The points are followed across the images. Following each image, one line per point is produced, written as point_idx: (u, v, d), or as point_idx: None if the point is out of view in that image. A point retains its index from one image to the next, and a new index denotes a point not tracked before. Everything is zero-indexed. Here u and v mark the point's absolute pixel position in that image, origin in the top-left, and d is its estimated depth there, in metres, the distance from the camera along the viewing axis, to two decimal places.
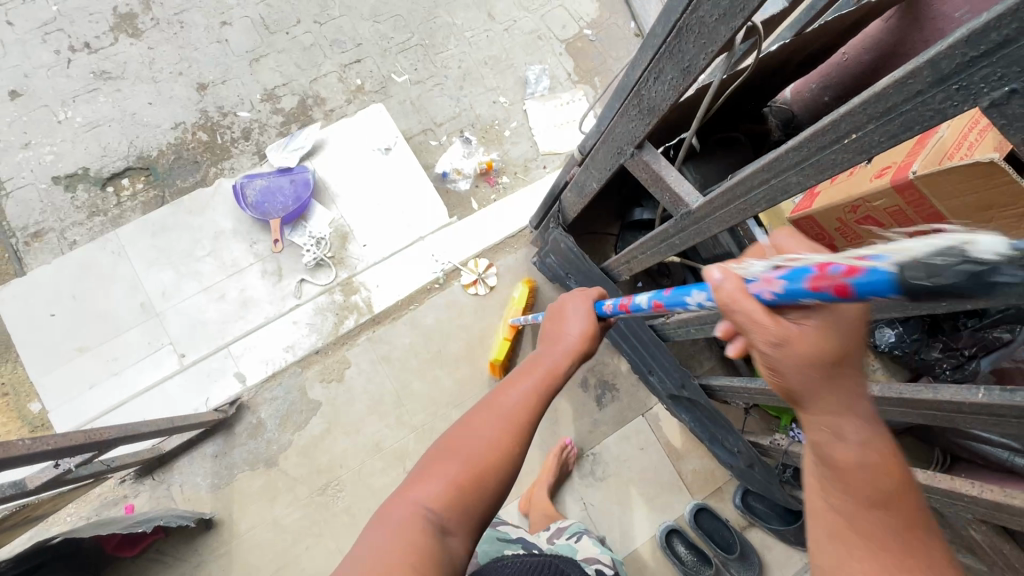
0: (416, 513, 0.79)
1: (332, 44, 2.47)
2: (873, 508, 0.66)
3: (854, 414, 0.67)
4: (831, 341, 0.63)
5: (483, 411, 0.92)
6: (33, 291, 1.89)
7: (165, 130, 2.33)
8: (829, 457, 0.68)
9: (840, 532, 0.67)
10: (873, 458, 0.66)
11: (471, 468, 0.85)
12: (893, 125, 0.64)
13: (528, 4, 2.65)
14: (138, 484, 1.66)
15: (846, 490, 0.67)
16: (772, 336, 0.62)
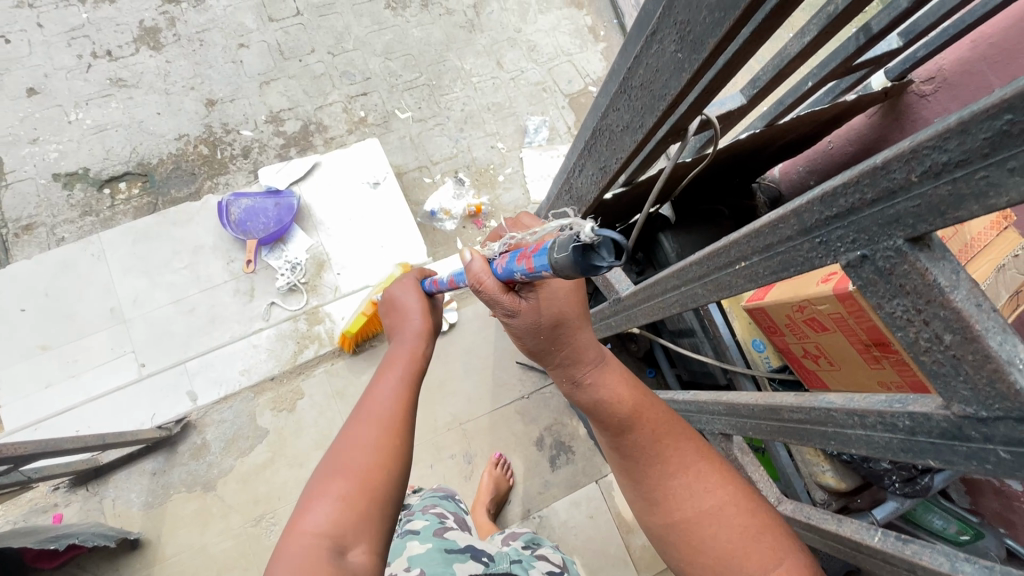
0: (310, 549, 0.72)
1: (342, 75, 2.55)
2: (634, 439, 0.91)
3: (590, 366, 0.92)
4: (553, 304, 0.82)
5: (352, 427, 0.87)
6: (7, 284, 1.91)
7: (168, 140, 2.40)
8: (596, 411, 0.92)
9: (630, 468, 0.94)
10: (614, 399, 0.91)
11: (355, 484, 0.80)
12: (772, 263, 0.66)
13: (537, 57, 2.73)
14: (70, 493, 1.64)
15: (617, 438, 0.93)
16: (505, 311, 0.80)
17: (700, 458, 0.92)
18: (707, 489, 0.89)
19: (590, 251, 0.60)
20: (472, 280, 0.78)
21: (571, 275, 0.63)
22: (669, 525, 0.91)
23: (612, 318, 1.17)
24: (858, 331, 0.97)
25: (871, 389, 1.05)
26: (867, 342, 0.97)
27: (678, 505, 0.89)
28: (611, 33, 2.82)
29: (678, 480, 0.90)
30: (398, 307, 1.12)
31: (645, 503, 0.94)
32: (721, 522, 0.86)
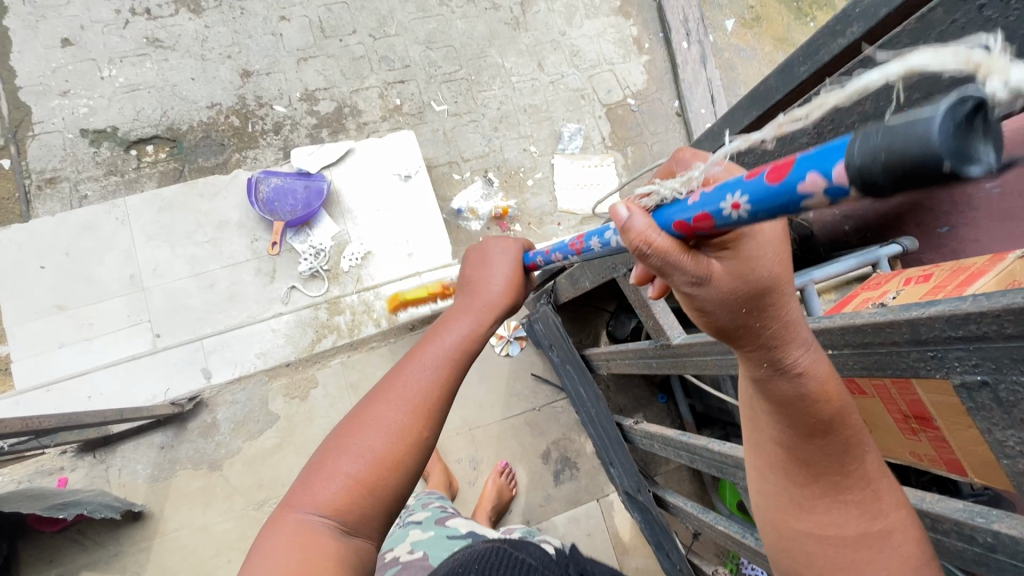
0: (311, 527, 0.70)
1: (381, 60, 2.51)
2: (818, 440, 0.70)
3: (793, 341, 0.65)
4: (755, 273, 0.58)
5: (379, 401, 0.81)
6: (29, 239, 1.89)
7: (200, 108, 2.36)
8: (774, 393, 0.69)
9: (786, 465, 0.74)
10: (818, 393, 0.67)
11: (369, 467, 0.75)
12: (866, 359, 0.68)
13: (579, 64, 2.69)
14: (77, 458, 1.64)
15: (788, 429, 0.71)
16: (691, 279, 0.57)
17: (880, 475, 0.71)
18: (876, 509, 0.69)
19: (972, 129, 0.33)
20: (635, 242, 0.55)
21: (893, 173, 0.35)
22: (816, 537, 0.72)
23: (648, 356, 1.11)
24: (899, 403, 0.97)
25: (900, 455, 1.08)
26: (906, 414, 0.98)
27: (833, 520, 0.71)
28: (655, 46, 2.78)
29: (852, 495, 0.70)
30: (488, 261, 1.07)
31: (779, 503, 0.76)
32: (888, 550, 0.67)
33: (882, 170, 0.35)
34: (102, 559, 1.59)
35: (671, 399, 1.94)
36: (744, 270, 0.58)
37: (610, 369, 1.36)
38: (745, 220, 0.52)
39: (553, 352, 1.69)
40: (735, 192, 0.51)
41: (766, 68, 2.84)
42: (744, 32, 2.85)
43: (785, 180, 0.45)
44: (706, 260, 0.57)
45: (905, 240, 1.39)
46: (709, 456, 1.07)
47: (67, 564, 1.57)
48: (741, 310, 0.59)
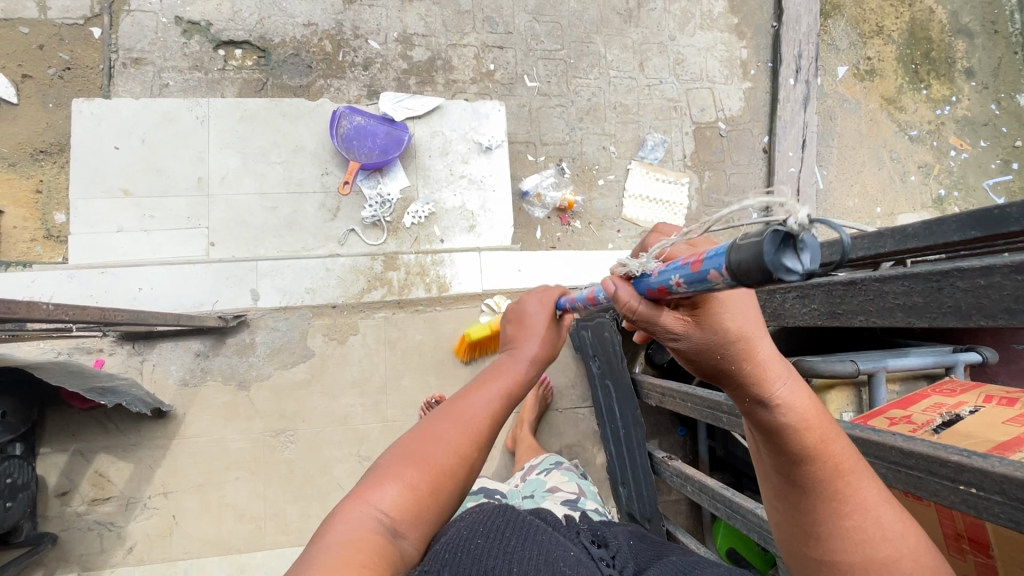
0: (370, 527, 0.67)
1: (485, 21, 2.44)
2: (806, 466, 0.68)
3: (771, 373, 0.66)
4: (722, 327, 0.64)
5: (437, 421, 0.79)
6: (110, 117, 1.88)
7: (297, 24, 2.31)
8: (756, 420, 0.69)
9: (783, 493, 0.72)
10: (801, 419, 0.67)
11: (426, 480, 0.74)
12: (1020, 513, 0.65)
13: (680, 73, 2.61)
14: (117, 345, 1.67)
15: (775, 456, 0.70)
16: (669, 335, 0.68)
17: (882, 504, 0.68)
18: (883, 536, 0.66)
19: (790, 245, 0.48)
20: (622, 309, 0.69)
21: (749, 269, 0.50)
22: (817, 565, 0.68)
23: (718, 409, 1.12)
24: (956, 521, 0.97)
25: None
26: (958, 533, 0.97)
27: (837, 549, 0.67)
28: (761, 75, 2.68)
29: (851, 523, 0.66)
30: (523, 321, 0.96)
31: (787, 533, 0.73)
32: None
33: (746, 272, 0.50)
34: (121, 444, 1.64)
35: (689, 432, 1.93)
36: (715, 322, 0.64)
37: (662, 403, 1.38)
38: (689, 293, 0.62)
39: (595, 362, 1.69)
40: (673, 273, 0.62)
41: (865, 125, 2.74)
42: (853, 83, 2.75)
43: (702, 269, 0.58)
44: (669, 315, 0.67)
45: (984, 349, 1.34)
46: (754, 521, 1.07)
47: (88, 442, 1.63)
48: (715, 357, 0.65)
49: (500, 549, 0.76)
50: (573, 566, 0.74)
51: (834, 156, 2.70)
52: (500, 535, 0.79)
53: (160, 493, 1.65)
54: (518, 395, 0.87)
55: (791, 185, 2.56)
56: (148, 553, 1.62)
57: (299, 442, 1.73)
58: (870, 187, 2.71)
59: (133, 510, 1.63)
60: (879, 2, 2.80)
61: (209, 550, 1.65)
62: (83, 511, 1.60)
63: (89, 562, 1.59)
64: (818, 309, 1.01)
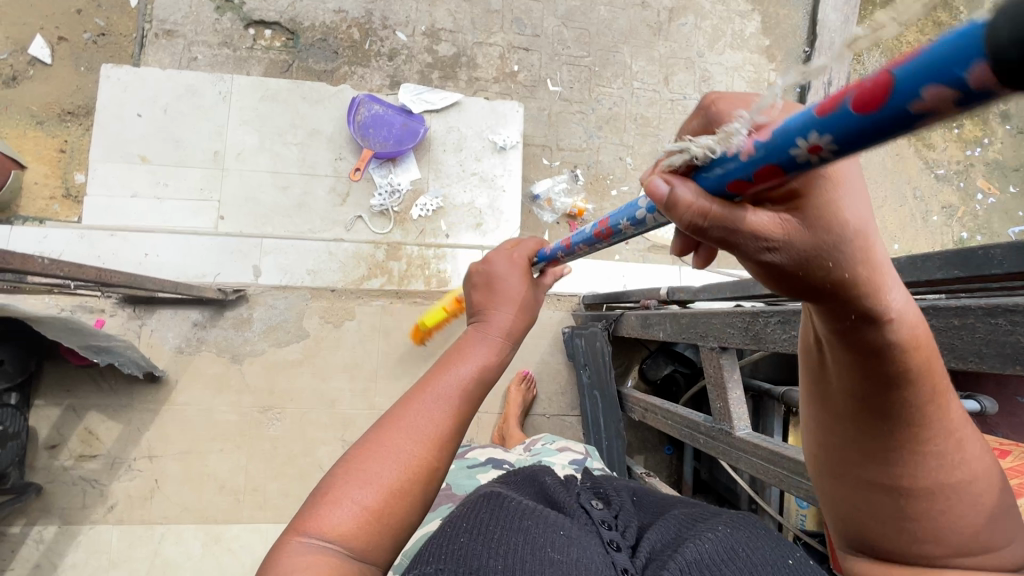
0: (315, 561, 0.62)
1: (513, 22, 2.45)
2: (901, 391, 0.50)
3: (882, 268, 0.44)
4: (832, 213, 0.40)
5: (391, 429, 0.73)
6: (135, 85, 1.93)
7: (328, 10, 2.33)
8: (845, 334, 0.48)
9: (853, 418, 0.54)
10: (912, 336, 0.47)
11: (379, 498, 0.68)
12: None
13: (705, 91, 2.58)
14: (118, 307, 1.71)
15: (859, 377, 0.51)
16: (756, 238, 0.41)
17: (966, 420, 0.54)
18: (964, 458, 0.53)
19: None
20: (685, 216, 0.45)
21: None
22: (877, 492, 0.56)
23: (696, 430, 1.11)
24: None
25: None
26: None
27: (908, 479, 0.54)
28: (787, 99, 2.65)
29: (937, 449, 0.53)
30: (493, 285, 0.93)
31: (840, 455, 0.57)
32: (964, 504, 0.53)
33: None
34: (113, 404, 1.68)
35: (676, 452, 1.90)
36: (821, 205, 0.41)
37: (644, 418, 1.38)
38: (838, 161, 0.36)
39: (585, 371, 1.68)
40: (806, 133, 0.36)
41: (891, 160, 2.68)
42: None
43: (885, 104, 0.31)
44: (757, 215, 0.41)
45: (984, 397, 1.23)
46: None
47: (80, 399, 1.66)
48: (822, 262, 0.41)
49: (484, 542, 0.70)
50: (562, 550, 0.68)
51: None
52: (485, 527, 0.72)
53: (145, 456, 1.67)
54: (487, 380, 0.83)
55: None
56: (128, 514, 1.65)
57: (285, 420, 1.74)
58: (890, 223, 2.65)
59: (117, 470, 1.66)
60: (917, 36, 2.75)
61: (188, 517, 1.67)
62: (69, 466, 1.63)
63: (70, 516, 1.62)
64: None
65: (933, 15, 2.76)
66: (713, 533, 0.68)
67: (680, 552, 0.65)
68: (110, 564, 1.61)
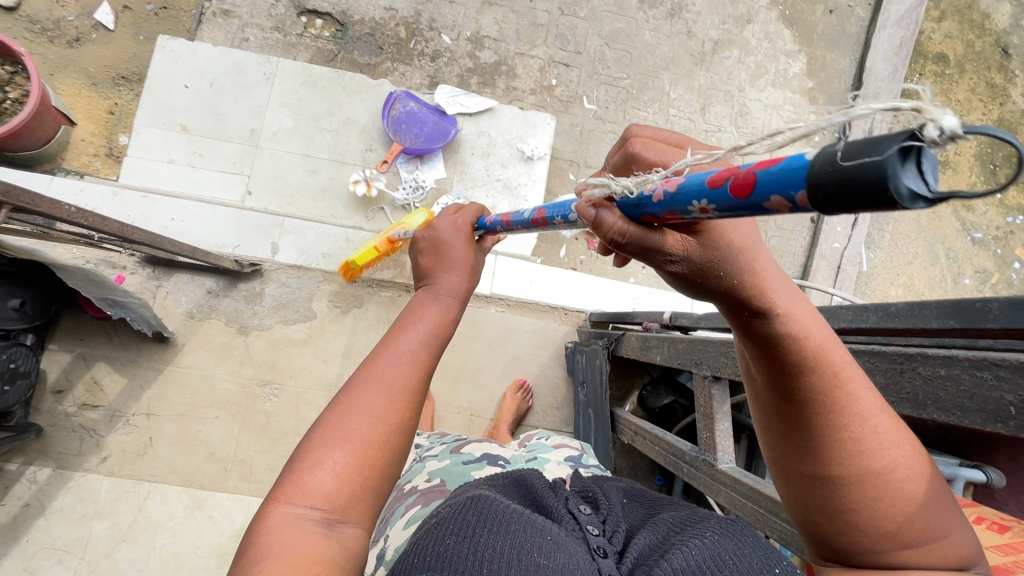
0: (299, 522, 0.68)
1: (557, 37, 2.49)
2: (802, 379, 0.66)
3: (771, 278, 0.62)
4: (727, 239, 0.59)
5: (359, 391, 0.80)
6: (187, 57, 2.01)
7: (379, 6, 2.40)
8: (752, 333, 0.66)
9: (779, 411, 0.71)
10: (800, 332, 0.64)
11: (356, 456, 0.75)
12: None
13: (741, 126, 2.57)
14: (139, 266, 1.77)
15: (770, 371, 0.69)
16: (665, 258, 0.61)
17: (879, 411, 0.67)
18: (881, 445, 0.66)
19: (913, 156, 0.35)
20: (611, 234, 0.63)
21: (857, 195, 0.38)
22: (814, 480, 0.68)
23: (681, 458, 1.10)
24: None
25: None
26: None
27: (835, 463, 0.67)
28: None
29: (851, 435, 0.66)
30: (441, 251, 1.02)
31: (783, 448, 0.72)
32: (885, 482, 0.65)
33: (841, 191, 0.38)
34: (120, 359, 1.73)
35: (666, 483, 1.86)
36: (716, 232, 0.59)
37: (634, 441, 1.37)
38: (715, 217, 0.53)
39: (582, 388, 1.67)
40: (700, 198, 0.53)
41: (926, 217, 2.62)
42: None
43: (751, 195, 0.47)
44: (666, 236, 0.60)
45: (991, 468, 1.08)
46: None
47: (91, 349, 1.72)
48: (719, 275, 0.60)
49: (469, 544, 0.69)
50: (548, 556, 0.68)
51: (886, 241, 2.59)
52: (471, 531, 0.71)
53: (143, 413, 1.72)
54: (442, 337, 0.93)
55: (832, 260, 2.48)
56: (119, 467, 1.68)
57: (281, 397, 1.77)
58: (919, 281, 2.58)
59: (116, 423, 1.70)
60: (967, 95, 2.69)
61: (175, 479, 1.70)
62: (71, 412, 1.68)
63: (65, 461, 1.67)
64: None
65: (986, 75, 2.71)
66: (702, 540, 0.66)
67: (667, 562, 0.63)
68: (95, 513, 1.65)
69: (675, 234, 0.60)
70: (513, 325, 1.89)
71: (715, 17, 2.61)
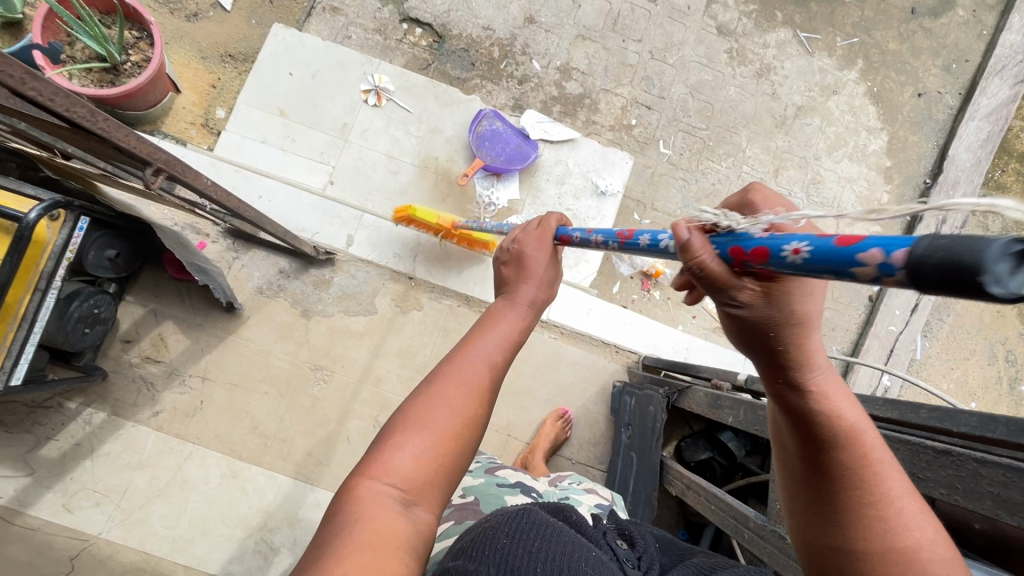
0: (380, 501, 0.72)
1: (643, 80, 2.54)
2: (836, 453, 0.68)
3: (817, 356, 0.67)
4: (791, 308, 0.61)
5: (440, 385, 0.83)
6: (296, 47, 2.12)
7: (478, 25, 2.49)
8: (787, 404, 0.69)
9: (805, 480, 0.71)
10: (832, 410, 0.67)
11: (433, 445, 0.78)
12: None
13: (812, 193, 2.56)
14: (222, 236, 1.85)
15: (799, 440, 0.71)
16: (728, 301, 0.63)
17: (906, 492, 0.67)
18: (909, 524, 0.65)
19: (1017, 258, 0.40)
20: (690, 263, 0.61)
21: (949, 268, 0.41)
22: (839, 554, 0.67)
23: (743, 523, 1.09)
24: None
25: None
26: None
27: (859, 537, 0.65)
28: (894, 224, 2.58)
29: (875, 512, 0.65)
30: (522, 264, 1.03)
31: (808, 520, 0.71)
32: (918, 565, 0.62)
33: (935, 265, 0.42)
34: (189, 321, 1.80)
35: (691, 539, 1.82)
36: (789, 301, 0.61)
37: (683, 495, 1.36)
38: (804, 268, 0.55)
39: (626, 431, 1.68)
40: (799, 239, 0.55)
41: (989, 314, 2.56)
42: None
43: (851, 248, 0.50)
44: (745, 284, 0.61)
45: None
46: None
47: (163, 306, 1.80)
48: (775, 336, 0.63)
49: (522, 549, 0.71)
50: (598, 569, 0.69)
51: (944, 332, 2.53)
52: (524, 533, 0.74)
53: (199, 376, 1.78)
54: (516, 340, 0.95)
55: (884, 342, 2.42)
56: (168, 423, 1.75)
57: (330, 384, 1.82)
58: (972, 379, 2.51)
59: (173, 381, 1.77)
60: None
61: (217, 446, 1.75)
62: (134, 363, 1.76)
63: (120, 408, 1.73)
64: None
65: None
66: None
67: None
68: (137, 464, 1.70)
69: (753, 281, 0.61)
70: (563, 353, 1.90)
71: (802, 83, 2.63)
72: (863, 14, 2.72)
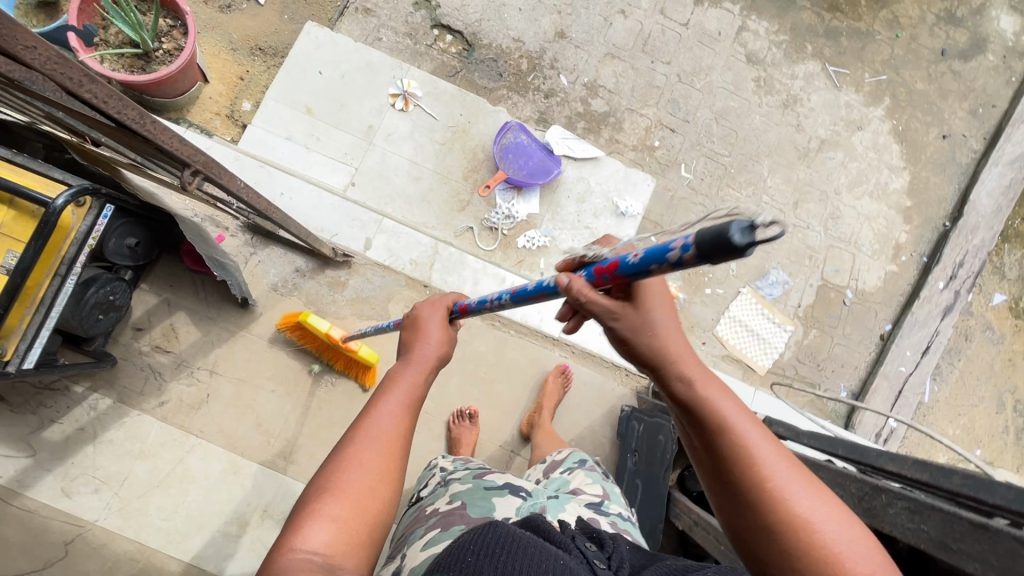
0: (304, 569, 0.69)
1: (669, 102, 2.54)
2: (719, 436, 0.82)
3: (679, 355, 0.88)
4: (643, 313, 0.87)
5: (351, 446, 0.84)
6: (328, 46, 2.13)
7: (509, 36, 2.50)
8: (676, 397, 0.88)
9: (709, 469, 0.83)
10: (703, 399, 0.85)
11: (352, 508, 0.78)
12: None
13: (830, 227, 2.55)
14: (241, 231, 1.86)
15: (695, 434, 0.86)
16: (602, 319, 0.88)
17: (782, 459, 0.79)
18: (790, 489, 0.76)
19: (750, 228, 0.57)
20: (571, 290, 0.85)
21: (709, 244, 0.59)
22: (753, 531, 0.76)
23: None
24: None
25: None
26: None
27: (758, 508, 0.76)
28: (910, 264, 2.57)
29: (763, 483, 0.77)
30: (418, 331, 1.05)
31: (726, 507, 0.81)
32: (809, 522, 0.73)
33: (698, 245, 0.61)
34: (202, 313, 1.80)
35: None
36: (638, 309, 0.87)
37: (688, 529, 1.37)
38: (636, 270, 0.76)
39: (632, 457, 1.68)
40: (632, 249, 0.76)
41: (1000, 361, 2.54)
42: (1006, 315, 2.58)
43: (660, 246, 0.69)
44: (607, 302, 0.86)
45: None
46: None
47: (177, 296, 1.80)
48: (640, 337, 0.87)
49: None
50: None
51: (953, 376, 2.51)
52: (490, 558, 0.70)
53: (207, 369, 1.77)
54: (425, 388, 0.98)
55: (893, 383, 2.40)
56: (172, 415, 1.74)
57: (337, 386, 1.82)
58: (979, 426, 2.48)
59: (181, 372, 1.76)
60: None
61: (220, 441, 1.74)
62: (143, 351, 1.75)
63: (126, 396, 1.73)
64: (926, 532, 0.92)
65: None
66: None
67: None
68: (139, 453, 1.69)
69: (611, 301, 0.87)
70: (573, 373, 1.90)
71: (827, 117, 2.63)
72: (893, 52, 2.72)
